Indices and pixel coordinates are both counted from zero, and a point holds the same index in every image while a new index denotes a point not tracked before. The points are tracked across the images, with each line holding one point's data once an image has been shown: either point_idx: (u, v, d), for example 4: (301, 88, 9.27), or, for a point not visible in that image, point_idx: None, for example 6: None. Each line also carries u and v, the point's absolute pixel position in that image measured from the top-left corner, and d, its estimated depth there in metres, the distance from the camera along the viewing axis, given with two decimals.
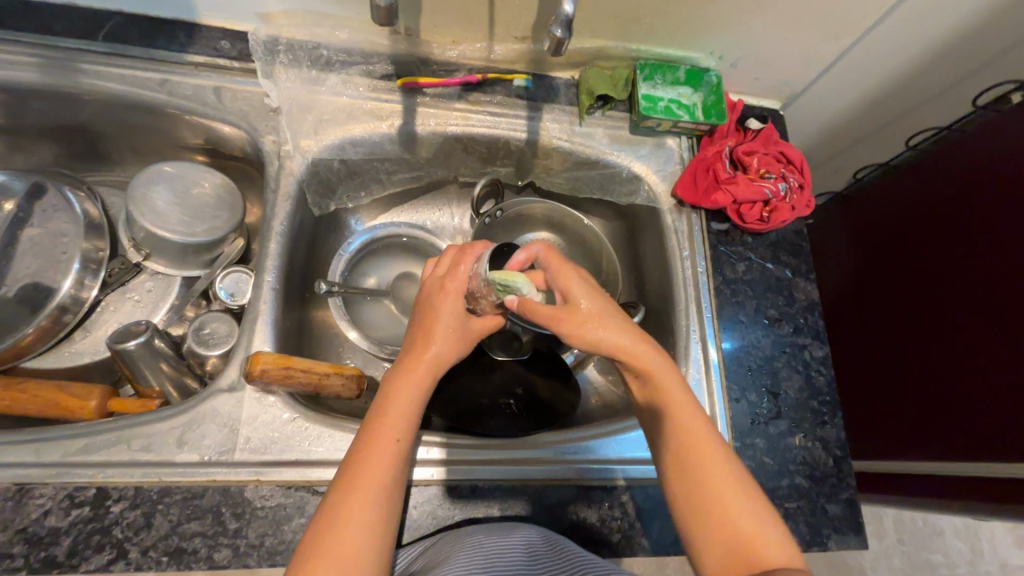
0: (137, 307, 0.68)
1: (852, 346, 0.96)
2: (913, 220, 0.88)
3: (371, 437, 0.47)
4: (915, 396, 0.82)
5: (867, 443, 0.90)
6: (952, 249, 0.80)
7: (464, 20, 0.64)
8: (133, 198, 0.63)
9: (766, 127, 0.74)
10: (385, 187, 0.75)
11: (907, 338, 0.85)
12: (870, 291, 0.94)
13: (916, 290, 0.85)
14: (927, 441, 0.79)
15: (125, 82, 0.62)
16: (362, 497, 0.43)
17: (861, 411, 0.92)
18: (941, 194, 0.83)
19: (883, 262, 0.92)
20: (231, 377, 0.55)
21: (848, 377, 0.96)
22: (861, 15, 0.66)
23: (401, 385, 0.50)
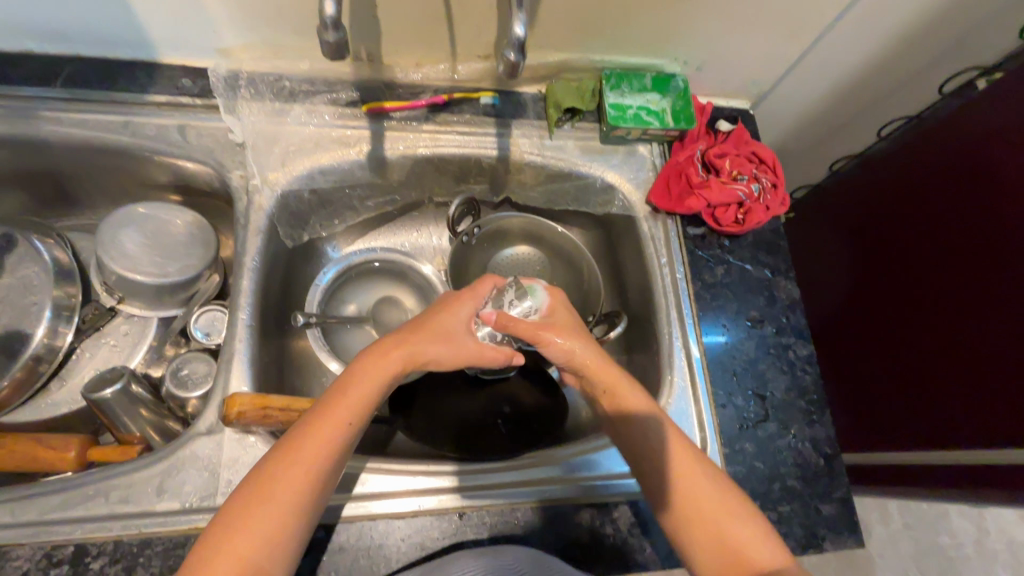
0: (114, 351, 0.67)
1: (844, 338, 0.95)
2: (895, 209, 0.86)
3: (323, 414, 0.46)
4: (912, 389, 0.81)
5: (869, 436, 0.89)
6: (929, 236, 0.79)
7: (425, 42, 0.64)
8: (101, 242, 0.63)
9: (736, 128, 0.74)
10: (358, 213, 0.74)
11: (899, 329, 0.84)
12: (856, 281, 0.93)
13: (904, 283, 0.83)
14: (925, 434, 0.78)
15: (87, 127, 0.61)
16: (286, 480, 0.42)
17: (860, 403, 0.91)
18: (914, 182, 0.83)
19: (865, 252, 0.92)
20: (209, 420, 0.54)
21: (843, 369, 0.95)
22: (821, 12, 0.66)
23: (368, 370, 0.49)
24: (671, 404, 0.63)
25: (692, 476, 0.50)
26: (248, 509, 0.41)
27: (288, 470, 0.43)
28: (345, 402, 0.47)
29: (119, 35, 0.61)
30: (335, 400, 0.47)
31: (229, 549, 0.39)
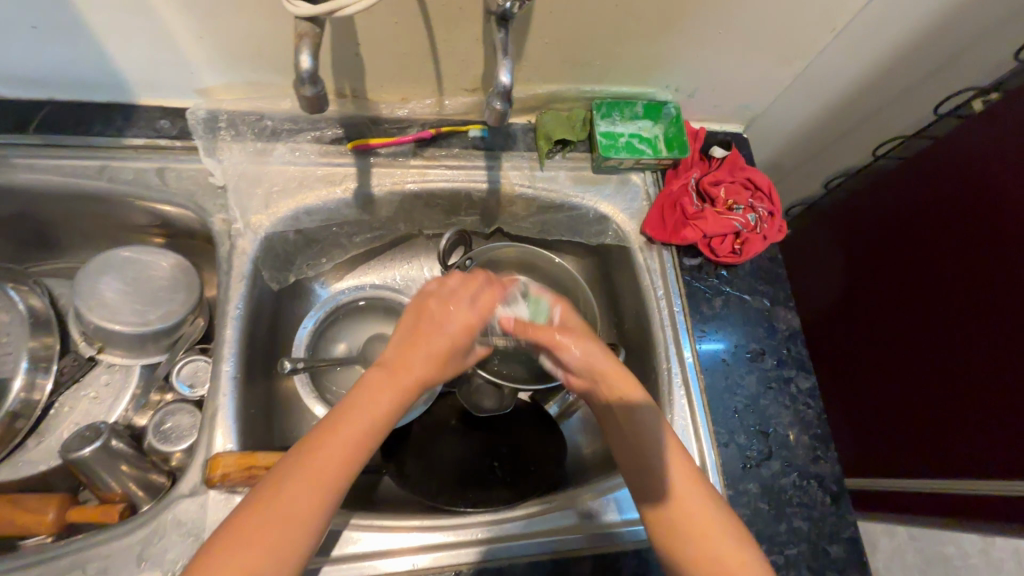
0: (94, 403, 0.64)
1: (847, 360, 0.93)
2: (897, 229, 0.85)
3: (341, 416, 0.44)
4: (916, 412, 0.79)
5: (875, 462, 0.87)
6: (928, 259, 0.79)
7: (411, 78, 0.63)
8: (79, 292, 0.61)
9: (730, 154, 0.72)
10: (346, 250, 0.72)
11: (903, 351, 0.82)
12: (858, 301, 0.92)
13: (905, 305, 0.82)
14: (930, 458, 0.76)
15: (61, 173, 0.59)
16: (309, 486, 0.41)
17: (863, 428, 0.89)
18: (912, 205, 0.82)
19: (863, 274, 0.91)
20: (192, 481, 0.52)
21: (847, 392, 0.93)
22: (813, 38, 0.65)
23: (388, 374, 0.46)
24: None
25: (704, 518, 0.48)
26: (251, 530, 0.39)
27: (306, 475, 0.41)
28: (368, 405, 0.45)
29: (94, 78, 0.59)
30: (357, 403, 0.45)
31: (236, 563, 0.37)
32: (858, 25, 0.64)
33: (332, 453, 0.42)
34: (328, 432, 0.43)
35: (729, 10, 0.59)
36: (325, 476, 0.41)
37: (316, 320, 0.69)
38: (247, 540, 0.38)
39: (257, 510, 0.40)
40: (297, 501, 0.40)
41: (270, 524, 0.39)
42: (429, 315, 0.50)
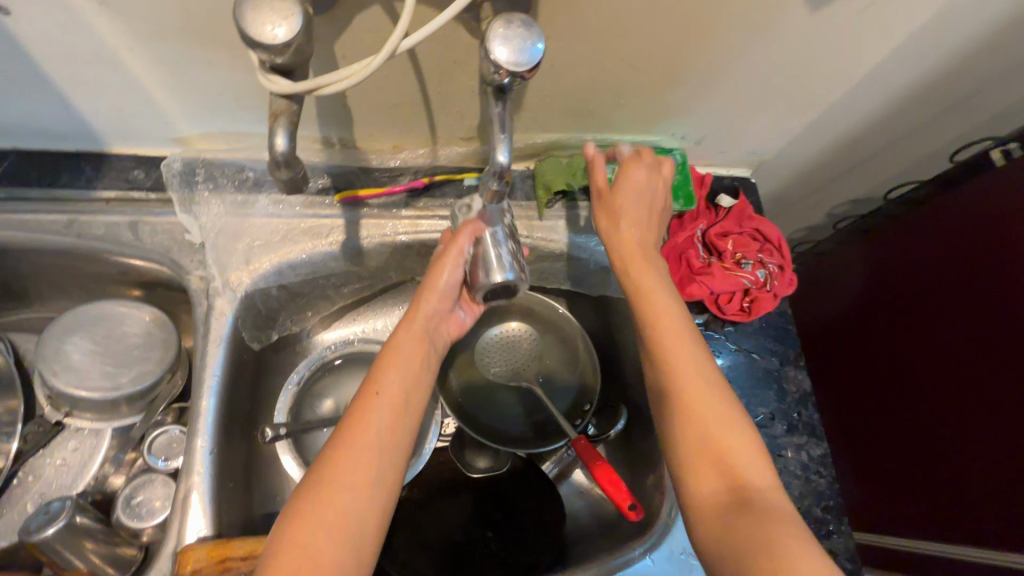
0: (60, 471, 0.60)
1: (879, 415, 0.90)
2: (924, 280, 0.82)
3: (363, 402, 0.45)
4: (965, 472, 0.75)
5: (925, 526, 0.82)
6: (939, 318, 0.79)
7: (403, 129, 0.60)
8: (44, 356, 0.57)
9: (738, 203, 0.69)
10: (333, 302, 0.69)
11: (941, 408, 0.79)
12: (884, 353, 0.89)
13: (939, 359, 0.79)
14: (991, 522, 0.72)
15: (25, 228, 0.55)
16: (345, 471, 0.41)
17: (904, 488, 0.85)
18: (924, 260, 0.82)
19: (874, 321, 0.91)
20: (162, 572, 0.48)
21: (881, 450, 0.89)
22: (826, 89, 0.62)
23: (397, 353, 0.48)
24: (674, 518, 0.58)
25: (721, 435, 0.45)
26: (295, 524, 0.39)
27: (340, 461, 0.41)
28: (388, 380, 0.46)
29: (61, 128, 0.55)
30: (376, 382, 0.46)
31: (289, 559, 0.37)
32: (873, 78, 0.61)
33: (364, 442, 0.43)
34: (360, 420, 0.43)
35: (739, 63, 0.56)
36: (363, 464, 0.42)
37: (301, 376, 0.65)
38: (302, 545, 0.38)
39: (303, 513, 0.39)
40: (348, 491, 0.40)
41: (324, 520, 0.39)
42: (416, 297, 0.52)
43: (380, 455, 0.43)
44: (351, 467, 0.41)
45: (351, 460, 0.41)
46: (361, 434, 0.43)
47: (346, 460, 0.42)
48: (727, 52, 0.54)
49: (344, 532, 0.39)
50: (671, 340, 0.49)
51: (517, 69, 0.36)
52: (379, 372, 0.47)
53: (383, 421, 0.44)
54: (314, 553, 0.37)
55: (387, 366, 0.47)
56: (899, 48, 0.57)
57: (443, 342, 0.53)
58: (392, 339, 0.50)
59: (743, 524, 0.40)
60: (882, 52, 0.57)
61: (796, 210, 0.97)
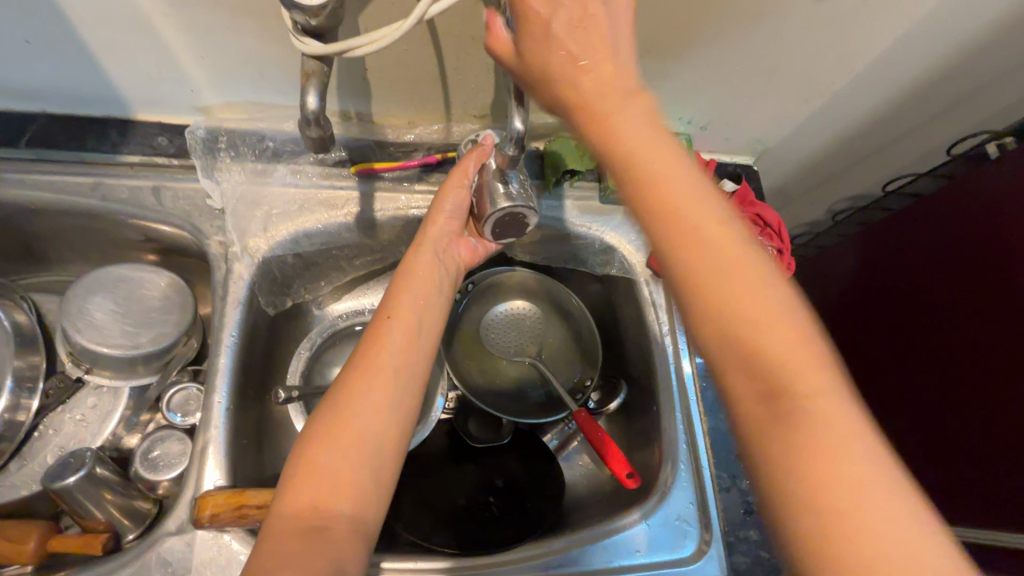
0: (80, 426, 0.62)
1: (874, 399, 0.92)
2: (915, 268, 0.82)
3: (377, 332, 0.50)
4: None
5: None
6: (931, 307, 0.79)
7: (419, 104, 0.62)
8: (68, 313, 0.59)
9: (741, 188, 0.71)
10: (345, 273, 0.71)
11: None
12: (874, 343, 0.89)
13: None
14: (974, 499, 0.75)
15: (53, 189, 0.57)
16: (361, 395, 0.46)
17: None
18: (919, 249, 0.81)
19: (863, 309, 0.91)
20: (180, 518, 0.51)
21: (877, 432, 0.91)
22: (829, 79, 0.64)
23: (407, 288, 0.54)
24: (672, 485, 0.60)
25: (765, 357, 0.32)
26: (316, 446, 0.44)
27: (356, 385, 0.47)
28: (402, 311, 0.52)
29: (90, 93, 0.57)
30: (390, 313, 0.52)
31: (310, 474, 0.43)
32: (875, 68, 0.63)
33: (377, 371, 0.48)
34: (376, 347, 0.49)
35: (745, 48, 0.58)
36: (376, 393, 0.47)
37: (314, 342, 0.67)
38: (321, 461, 0.43)
39: (321, 436, 0.45)
40: (364, 411, 0.46)
41: (341, 441, 0.44)
42: (428, 218, 0.58)
43: (393, 382, 0.48)
44: (365, 395, 0.46)
45: (364, 388, 0.47)
46: (376, 360, 0.48)
47: (362, 383, 0.47)
48: (733, 37, 0.57)
49: (361, 449, 0.45)
50: (680, 239, 0.34)
51: None
52: (391, 303, 0.52)
53: (393, 349, 0.49)
54: (334, 468, 0.43)
55: (398, 300, 0.53)
56: (901, 38, 0.59)
57: (454, 265, 0.59)
58: (400, 275, 0.55)
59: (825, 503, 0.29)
60: (884, 42, 0.59)
61: (797, 202, 0.99)
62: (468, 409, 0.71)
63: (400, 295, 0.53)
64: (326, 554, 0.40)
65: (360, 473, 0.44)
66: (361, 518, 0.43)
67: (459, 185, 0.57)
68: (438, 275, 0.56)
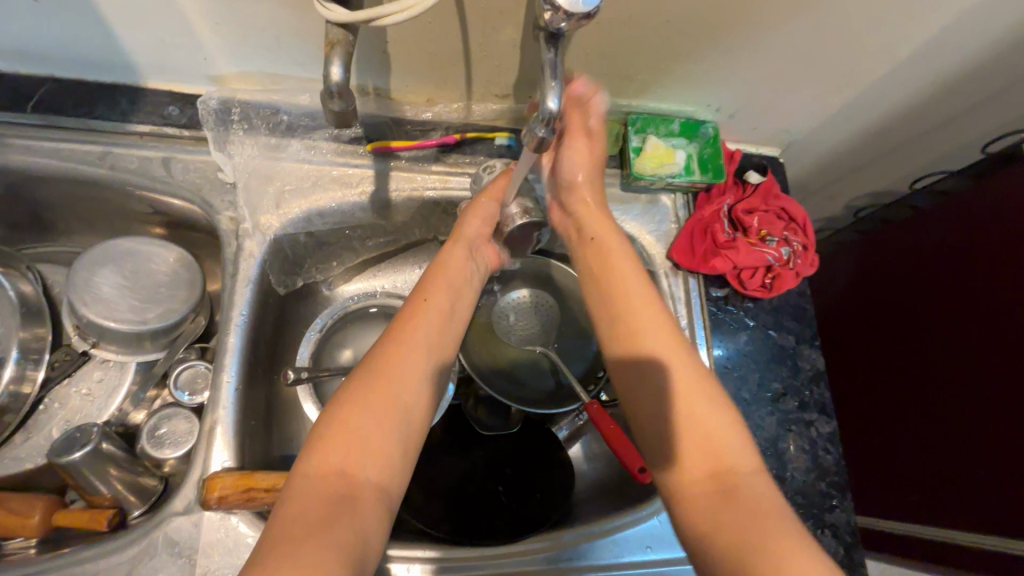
0: (86, 401, 0.61)
1: (890, 400, 0.91)
2: (931, 272, 0.85)
3: (411, 314, 0.52)
4: (970, 453, 0.77)
5: (932, 511, 0.83)
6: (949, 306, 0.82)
7: (439, 81, 0.59)
8: (74, 285, 0.58)
9: (766, 180, 0.68)
10: (358, 254, 0.69)
11: (944, 386, 0.82)
12: (894, 347, 0.91)
13: (947, 339, 0.82)
14: (994, 500, 0.73)
15: (60, 157, 0.56)
16: (396, 368, 0.48)
17: (910, 475, 0.86)
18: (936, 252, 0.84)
19: (882, 316, 0.94)
20: (187, 498, 0.50)
21: (891, 435, 0.90)
22: (867, 68, 0.61)
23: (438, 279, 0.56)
24: None
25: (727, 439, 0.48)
26: (351, 407, 0.44)
27: (392, 357, 0.48)
28: (435, 297, 0.54)
29: (99, 58, 0.55)
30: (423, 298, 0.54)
31: (344, 435, 0.43)
32: (918, 59, 0.60)
33: (411, 347, 0.49)
34: (410, 327, 0.51)
35: (783, 32, 0.55)
36: (411, 367, 0.48)
37: (324, 323, 0.66)
38: (354, 425, 0.44)
39: (357, 397, 0.45)
40: (399, 383, 0.47)
41: (375, 408, 0.45)
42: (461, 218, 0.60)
43: (426, 359, 0.50)
44: (399, 368, 0.48)
45: (399, 362, 0.48)
46: (411, 337, 0.50)
47: (397, 357, 0.48)
48: (770, 21, 0.54)
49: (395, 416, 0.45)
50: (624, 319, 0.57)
51: (574, 10, 0.36)
52: (426, 289, 0.55)
53: (427, 329, 0.51)
54: (367, 432, 0.44)
55: (430, 287, 0.55)
56: (949, 27, 0.56)
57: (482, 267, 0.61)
58: (434, 265, 0.58)
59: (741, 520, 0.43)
60: (930, 32, 0.56)
61: (818, 196, 0.97)
62: (477, 396, 0.70)
63: (433, 282, 0.55)
64: (355, 518, 0.40)
65: (390, 440, 0.44)
66: (387, 488, 0.43)
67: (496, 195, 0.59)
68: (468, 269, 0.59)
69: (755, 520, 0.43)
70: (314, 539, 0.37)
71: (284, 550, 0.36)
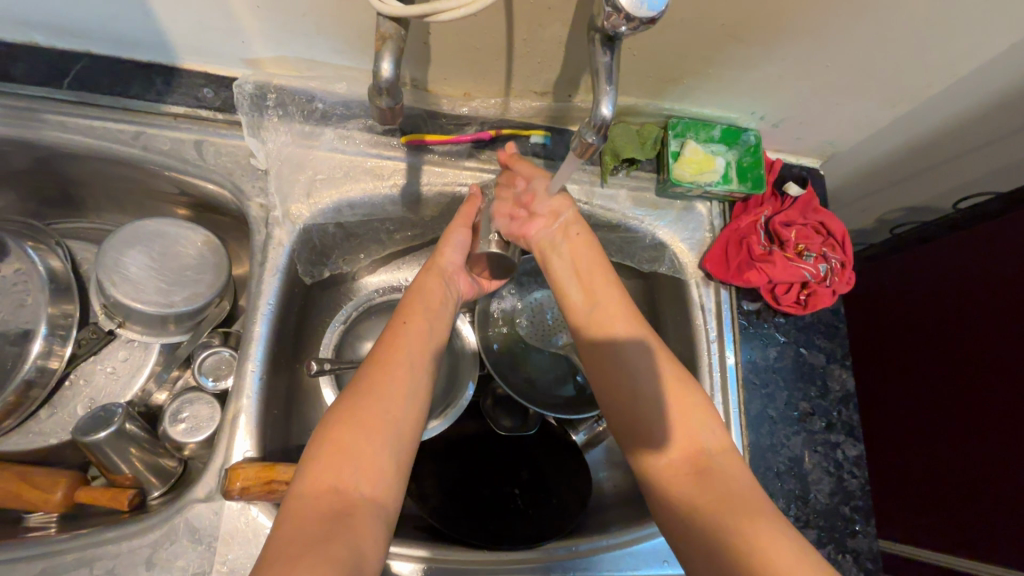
0: (111, 378, 0.62)
1: (913, 424, 0.89)
2: (966, 295, 0.83)
3: (394, 333, 0.51)
4: (998, 485, 0.75)
5: (958, 540, 0.81)
6: (981, 332, 0.80)
7: (479, 76, 0.58)
8: (103, 264, 0.57)
9: (805, 193, 0.66)
10: (385, 246, 0.69)
11: (971, 418, 0.80)
12: (917, 370, 0.90)
13: (977, 370, 0.80)
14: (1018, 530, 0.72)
15: (94, 135, 0.55)
16: (381, 385, 0.47)
17: (931, 500, 0.85)
18: (969, 274, 0.83)
19: (908, 337, 0.92)
20: (209, 485, 0.50)
21: (913, 459, 0.88)
22: (925, 83, 0.58)
23: (417, 299, 0.55)
24: None
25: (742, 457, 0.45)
26: (339, 426, 0.44)
27: (379, 375, 0.48)
28: (419, 315, 0.53)
29: (136, 36, 0.54)
30: (408, 317, 0.53)
31: (330, 455, 0.42)
32: (981, 75, 0.57)
33: (395, 365, 0.48)
34: (394, 345, 0.50)
35: (842, 42, 0.53)
36: (397, 385, 0.47)
37: (349, 315, 0.65)
38: (343, 442, 0.43)
39: (346, 414, 0.45)
40: (382, 402, 0.46)
41: (364, 425, 0.44)
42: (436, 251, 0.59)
43: (412, 376, 0.49)
44: (384, 385, 0.47)
45: (384, 380, 0.47)
46: (397, 354, 0.49)
47: (384, 374, 0.48)
48: (829, 30, 0.51)
49: (383, 433, 0.44)
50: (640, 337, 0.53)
51: (636, 14, 0.35)
52: (413, 306, 0.54)
53: (410, 347, 0.50)
54: (357, 449, 0.43)
55: (413, 306, 0.54)
56: (1019, 45, 0.53)
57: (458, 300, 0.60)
58: (412, 290, 0.56)
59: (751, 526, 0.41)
60: (998, 49, 0.53)
61: (850, 208, 0.94)
62: (497, 397, 0.69)
63: (421, 305, 0.54)
64: (352, 536, 0.39)
65: (381, 458, 0.43)
66: (382, 502, 0.42)
67: (467, 220, 0.59)
68: (447, 295, 0.58)
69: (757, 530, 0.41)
70: (306, 558, 0.36)
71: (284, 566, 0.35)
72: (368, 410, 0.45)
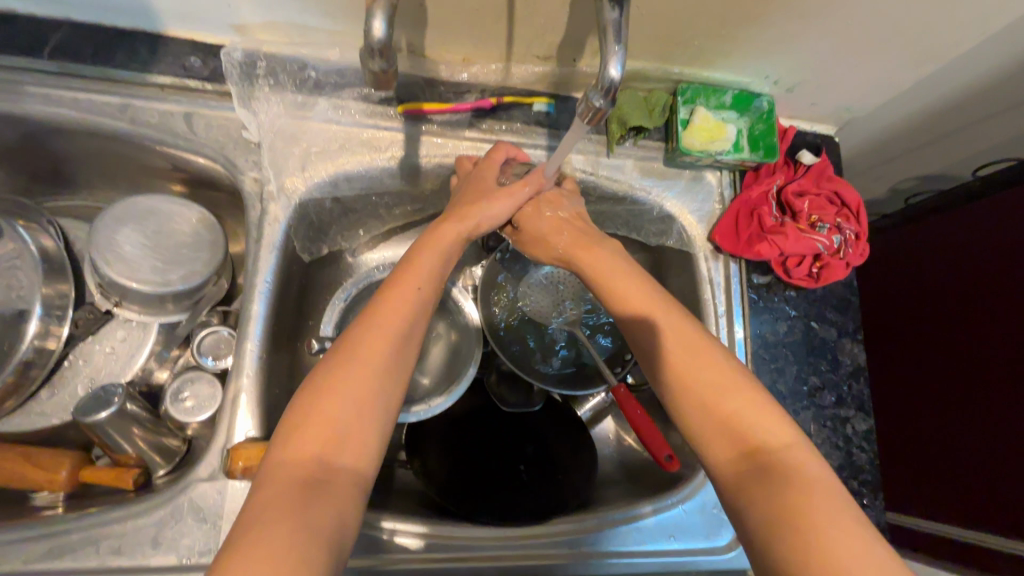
0: (110, 359, 0.61)
1: (924, 394, 0.89)
2: (976, 270, 0.82)
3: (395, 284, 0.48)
4: (1012, 460, 0.74)
5: (968, 512, 0.80)
6: (989, 306, 0.80)
7: (479, 40, 0.55)
8: (96, 243, 0.56)
9: (819, 161, 0.64)
10: (384, 222, 0.67)
11: (981, 392, 0.80)
12: (928, 346, 0.88)
13: (988, 344, 0.79)
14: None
15: (79, 107, 0.53)
16: (376, 347, 0.44)
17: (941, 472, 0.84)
18: (978, 249, 0.82)
19: (919, 310, 0.91)
20: (212, 465, 0.50)
21: (924, 429, 0.88)
22: (953, 41, 0.55)
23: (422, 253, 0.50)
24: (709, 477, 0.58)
25: (753, 424, 0.42)
26: (322, 395, 0.41)
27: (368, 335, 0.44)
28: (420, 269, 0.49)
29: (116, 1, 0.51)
30: (409, 271, 0.49)
31: (315, 422, 0.40)
32: (1013, 32, 0.54)
33: (382, 329, 0.45)
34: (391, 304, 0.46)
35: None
36: (389, 346, 0.44)
37: (349, 295, 0.63)
38: (330, 408, 0.40)
39: (329, 381, 0.42)
40: (373, 368, 0.43)
41: (352, 391, 0.41)
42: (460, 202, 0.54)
43: (406, 335, 0.45)
44: (370, 350, 0.43)
45: (369, 348, 0.43)
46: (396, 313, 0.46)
47: (377, 337, 0.44)
48: None
49: (371, 401, 0.42)
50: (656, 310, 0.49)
51: None
52: (415, 259, 0.49)
53: (409, 309, 0.46)
54: (346, 416, 0.41)
55: (418, 261, 0.49)
56: None
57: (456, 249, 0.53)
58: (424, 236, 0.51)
59: (770, 493, 0.39)
60: None
61: (864, 177, 0.92)
62: (502, 374, 0.68)
63: (416, 256, 0.50)
64: (332, 506, 0.37)
65: (367, 424, 0.41)
66: (362, 472, 0.40)
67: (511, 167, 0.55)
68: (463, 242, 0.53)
69: (786, 501, 0.38)
70: (284, 524, 0.35)
71: (254, 534, 0.34)
72: (350, 379, 0.42)
